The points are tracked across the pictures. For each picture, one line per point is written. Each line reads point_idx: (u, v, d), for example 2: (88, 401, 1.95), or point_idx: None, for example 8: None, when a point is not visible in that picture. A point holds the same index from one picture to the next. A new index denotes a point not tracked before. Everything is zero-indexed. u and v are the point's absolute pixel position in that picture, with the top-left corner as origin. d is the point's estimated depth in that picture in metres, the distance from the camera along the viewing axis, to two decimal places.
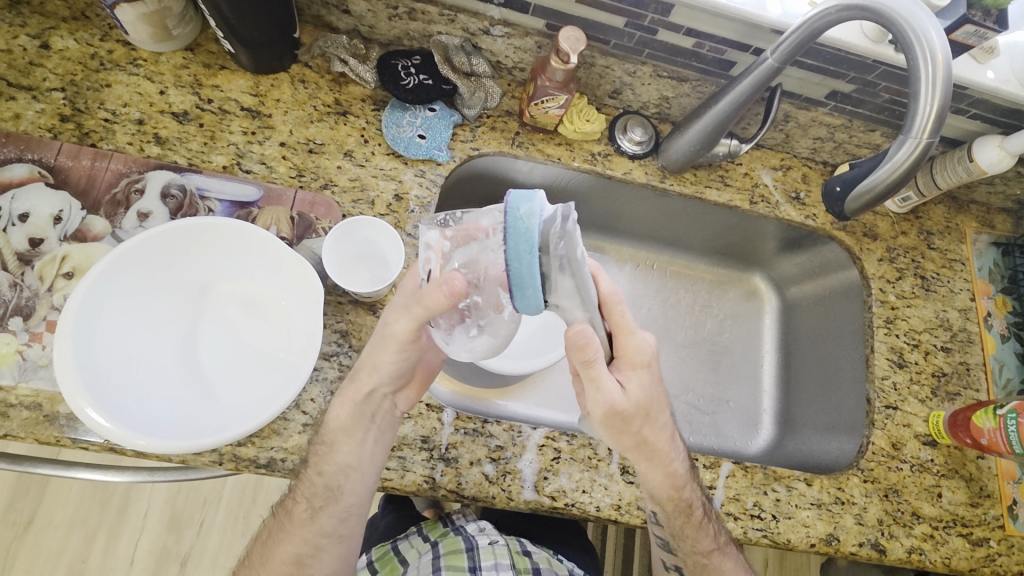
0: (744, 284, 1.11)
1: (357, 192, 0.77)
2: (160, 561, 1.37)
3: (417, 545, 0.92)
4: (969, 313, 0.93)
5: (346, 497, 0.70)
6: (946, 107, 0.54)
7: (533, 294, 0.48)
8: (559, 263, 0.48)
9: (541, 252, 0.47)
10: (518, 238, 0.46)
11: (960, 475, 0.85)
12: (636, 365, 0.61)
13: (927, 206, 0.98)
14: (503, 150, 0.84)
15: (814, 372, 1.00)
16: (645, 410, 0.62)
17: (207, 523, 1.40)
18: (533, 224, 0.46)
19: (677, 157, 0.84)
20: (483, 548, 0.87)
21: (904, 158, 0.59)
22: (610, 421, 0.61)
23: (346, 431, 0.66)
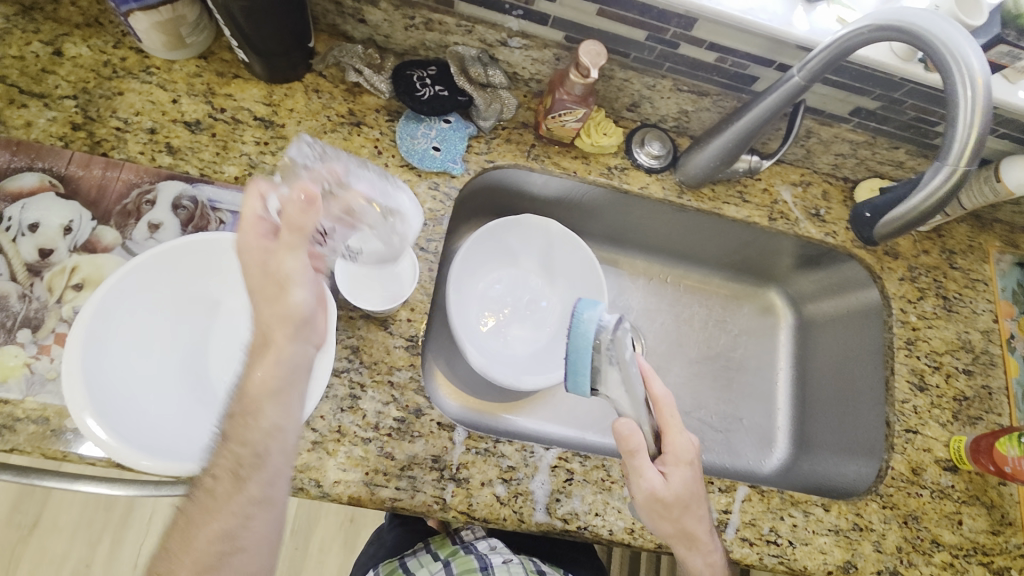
0: (759, 299, 1.09)
1: None
2: None
3: (429, 564, 0.87)
4: (992, 335, 0.91)
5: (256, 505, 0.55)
6: (986, 132, 0.52)
7: (582, 378, 0.65)
8: (608, 358, 0.65)
9: (595, 350, 0.64)
10: (578, 335, 0.65)
11: (981, 502, 0.83)
12: (680, 460, 0.64)
13: (950, 224, 0.96)
14: (519, 162, 0.82)
15: (832, 392, 0.98)
16: (688, 506, 0.64)
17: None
18: (591, 326, 0.65)
19: (695, 172, 0.83)
20: (498, 566, 0.83)
21: (939, 182, 0.57)
22: (655, 512, 0.64)
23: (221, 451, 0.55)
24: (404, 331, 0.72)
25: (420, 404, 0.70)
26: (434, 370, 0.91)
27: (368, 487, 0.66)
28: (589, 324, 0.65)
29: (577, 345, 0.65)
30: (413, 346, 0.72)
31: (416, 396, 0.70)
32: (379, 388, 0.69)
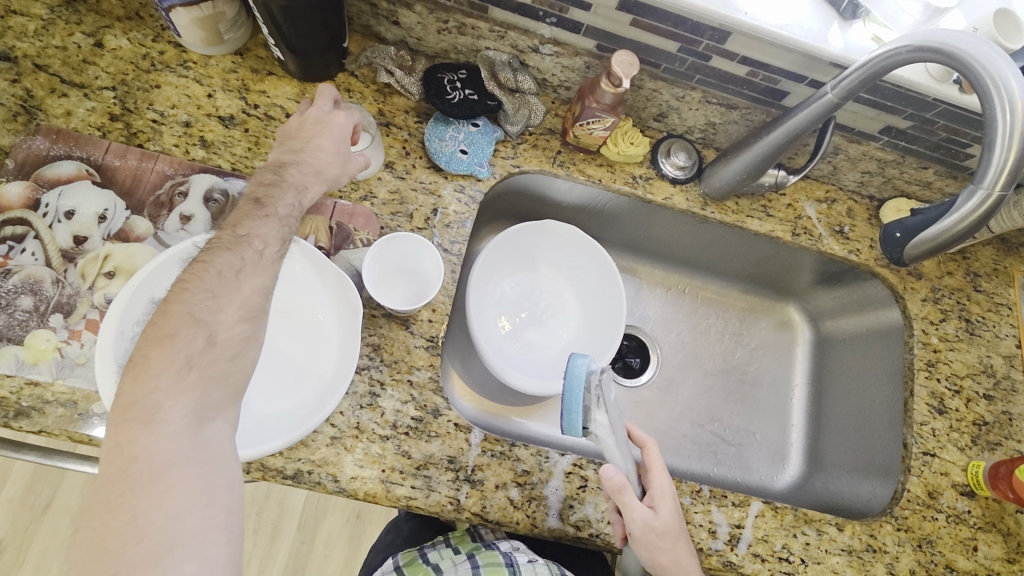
0: (776, 314, 1.09)
1: (396, 205, 0.76)
2: None
3: (451, 556, 0.87)
4: (1014, 359, 0.90)
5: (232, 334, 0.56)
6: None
7: (576, 419, 0.65)
8: (596, 399, 0.67)
9: (586, 390, 0.66)
10: (573, 376, 0.66)
11: (997, 529, 0.82)
12: (665, 492, 0.68)
13: (976, 245, 0.95)
14: (544, 168, 0.83)
15: (847, 409, 0.98)
16: (673, 536, 0.66)
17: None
18: (583, 368, 0.67)
19: (720, 184, 0.83)
20: (523, 565, 0.82)
21: (974, 206, 0.57)
22: (643, 544, 0.65)
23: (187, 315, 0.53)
24: (425, 332, 0.73)
25: (438, 404, 0.71)
26: (450, 371, 0.92)
27: (384, 484, 0.67)
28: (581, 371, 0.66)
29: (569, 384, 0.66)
30: (434, 346, 0.72)
31: (434, 396, 0.71)
32: (399, 387, 0.70)
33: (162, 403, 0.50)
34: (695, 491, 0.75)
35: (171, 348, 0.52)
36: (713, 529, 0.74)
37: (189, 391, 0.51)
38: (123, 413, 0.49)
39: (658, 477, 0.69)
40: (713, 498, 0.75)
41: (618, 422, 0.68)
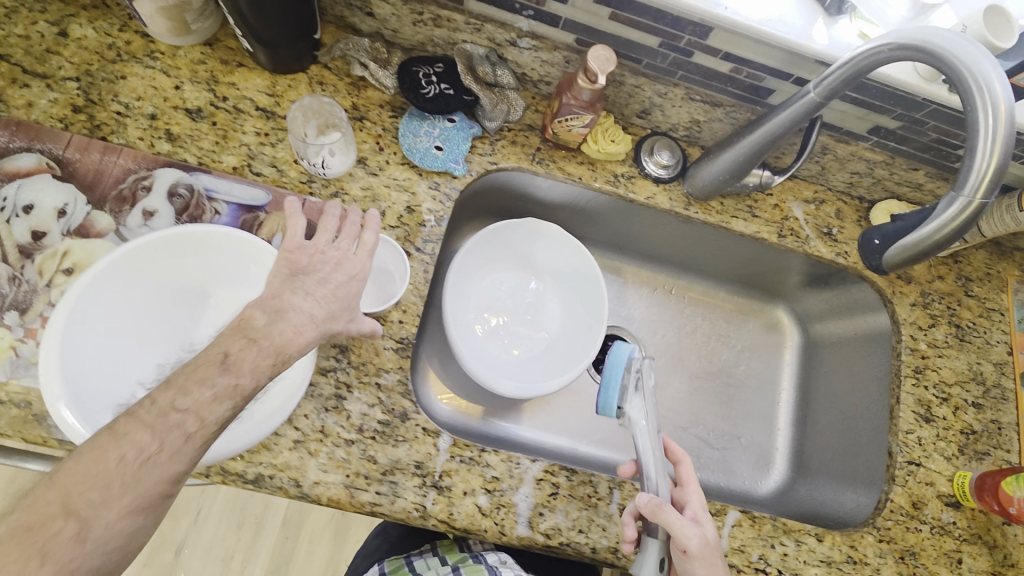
0: (764, 316, 1.07)
1: (368, 202, 0.74)
2: (154, 548, 1.41)
3: (436, 568, 0.84)
4: (1005, 367, 0.88)
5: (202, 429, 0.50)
6: (1007, 162, 0.49)
7: (613, 394, 0.76)
8: (635, 382, 0.76)
9: (626, 370, 0.77)
10: (615, 355, 0.79)
11: (983, 541, 0.80)
12: (706, 506, 0.66)
13: (968, 249, 0.93)
14: (522, 166, 0.81)
15: (833, 414, 0.96)
16: (718, 555, 0.62)
17: (202, 513, 1.44)
18: (628, 350, 0.79)
19: (703, 184, 0.80)
20: None
21: (952, 212, 0.54)
22: (695, 568, 0.60)
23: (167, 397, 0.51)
24: (395, 333, 0.71)
25: (406, 408, 0.69)
26: (427, 371, 0.90)
27: (348, 490, 0.65)
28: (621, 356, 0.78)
29: (613, 363, 0.77)
30: (404, 348, 0.71)
31: (403, 400, 0.69)
32: (366, 390, 0.68)
33: (93, 528, 0.45)
34: None
35: (106, 455, 0.47)
36: None
37: (116, 518, 0.46)
38: (27, 525, 0.44)
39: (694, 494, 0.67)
40: None
41: (651, 411, 0.75)
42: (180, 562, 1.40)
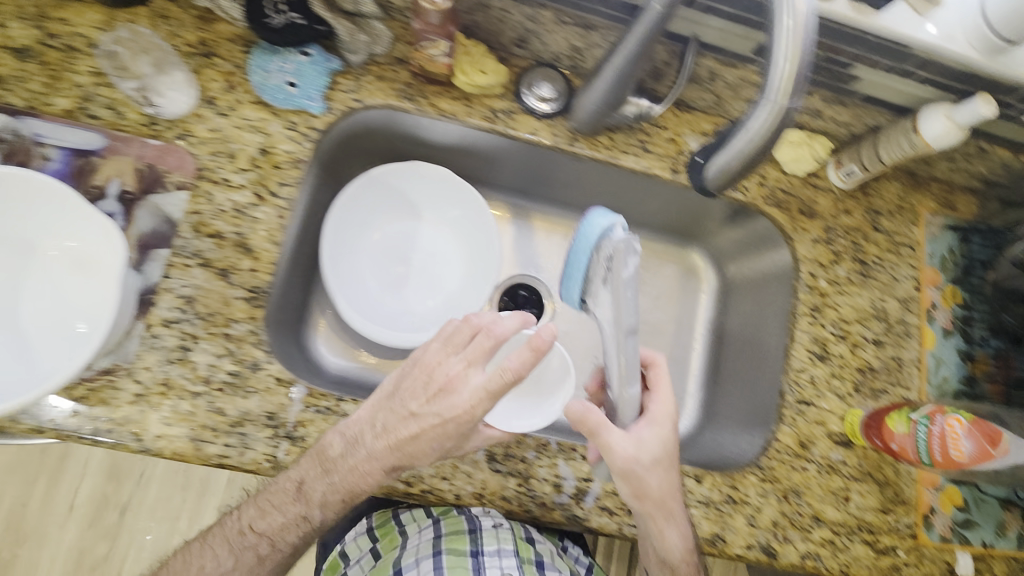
0: (682, 259, 1.02)
1: (218, 143, 0.69)
2: (100, 507, 1.36)
3: (419, 520, 0.85)
4: (911, 304, 0.84)
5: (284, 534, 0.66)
6: (807, 65, 0.46)
7: (575, 281, 0.69)
8: (606, 267, 0.66)
9: (594, 253, 0.67)
10: (583, 235, 0.67)
11: (873, 478, 0.79)
12: (663, 420, 0.67)
13: (880, 181, 0.88)
14: (390, 103, 0.75)
15: (743, 358, 0.92)
16: (662, 467, 0.66)
17: (147, 473, 1.38)
18: (596, 232, 0.66)
19: (584, 116, 0.75)
20: (487, 530, 0.79)
21: (762, 122, 0.48)
22: (625, 479, 0.65)
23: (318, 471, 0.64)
24: (246, 283, 0.68)
25: (257, 358, 0.67)
26: (316, 324, 0.88)
27: (194, 443, 0.64)
28: (603, 226, 0.65)
29: (580, 246, 0.67)
30: (256, 298, 0.68)
31: (254, 350, 0.67)
32: (213, 341, 0.66)
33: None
34: (542, 445, 0.73)
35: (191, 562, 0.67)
36: (559, 483, 0.72)
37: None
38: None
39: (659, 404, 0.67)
40: (561, 451, 0.73)
41: (626, 303, 0.64)
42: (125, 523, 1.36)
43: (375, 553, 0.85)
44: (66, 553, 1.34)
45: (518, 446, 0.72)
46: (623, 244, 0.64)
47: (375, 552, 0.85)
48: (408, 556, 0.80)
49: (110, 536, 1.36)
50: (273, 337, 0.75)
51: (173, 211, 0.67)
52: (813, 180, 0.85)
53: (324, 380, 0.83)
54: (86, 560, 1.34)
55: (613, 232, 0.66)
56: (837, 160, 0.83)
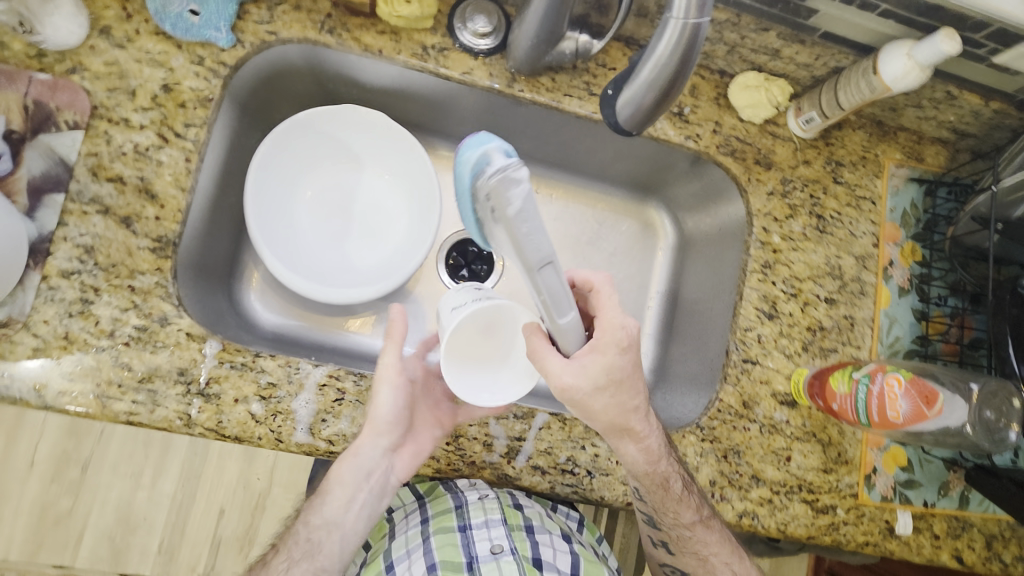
0: (639, 215, 0.97)
1: (114, 79, 0.64)
2: (58, 469, 1.20)
3: (404, 502, 0.85)
4: (868, 261, 0.81)
5: (326, 558, 0.69)
6: None
7: (475, 229, 0.58)
8: (489, 210, 0.52)
9: (474, 198, 0.54)
10: (461, 177, 0.56)
11: (817, 439, 0.77)
12: (621, 346, 0.60)
13: (843, 131, 0.83)
14: (308, 36, 0.69)
15: (697, 316, 0.89)
16: (607, 392, 0.61)
17: (107, 431, 1.21)
18: (467, 169, 0.55)
19: (521, 54, 0.69)
20: (472, 502, 0.77)
21: (667, 46, 0.48)
22: (576, 406, 0.61)
23: (342, 484, 0.69)
24: (151, 231, 0.64)
25: (166, 312, 0.63)
26: (252, 277, 0.83)
27: (99, 400, 0.60)
28: (471, 161, 0.54)
29: (460, 190, 0.56)
30: (162, 248, 0.64)
31: (162, 303, 0.63)
32: (117, 293, 0.62)
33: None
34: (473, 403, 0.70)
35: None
36: (489, 442, 0.69)
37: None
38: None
39: (603, 326, 0.61)
40: (492, 410, 0.70)
41: (520, 237, 0.51)
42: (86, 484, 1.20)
43: (364, 545, 0.85)
44: (28, 507, 1.20)
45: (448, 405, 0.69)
46: (502, 177, 0.51)
47: (365, 542, 0.85)
48: (397, 545, 0.77)
49: (73, 492, 1.20)
50: (194, 288, 0.71)
51: (67, 152, 0.62)
52: (772, 128, 0.81)
53: (257, 335, 0.79)
54: (50, 513, 1.20)
55: (489, 163, 0.52)
56: (797, 106, 0.79)
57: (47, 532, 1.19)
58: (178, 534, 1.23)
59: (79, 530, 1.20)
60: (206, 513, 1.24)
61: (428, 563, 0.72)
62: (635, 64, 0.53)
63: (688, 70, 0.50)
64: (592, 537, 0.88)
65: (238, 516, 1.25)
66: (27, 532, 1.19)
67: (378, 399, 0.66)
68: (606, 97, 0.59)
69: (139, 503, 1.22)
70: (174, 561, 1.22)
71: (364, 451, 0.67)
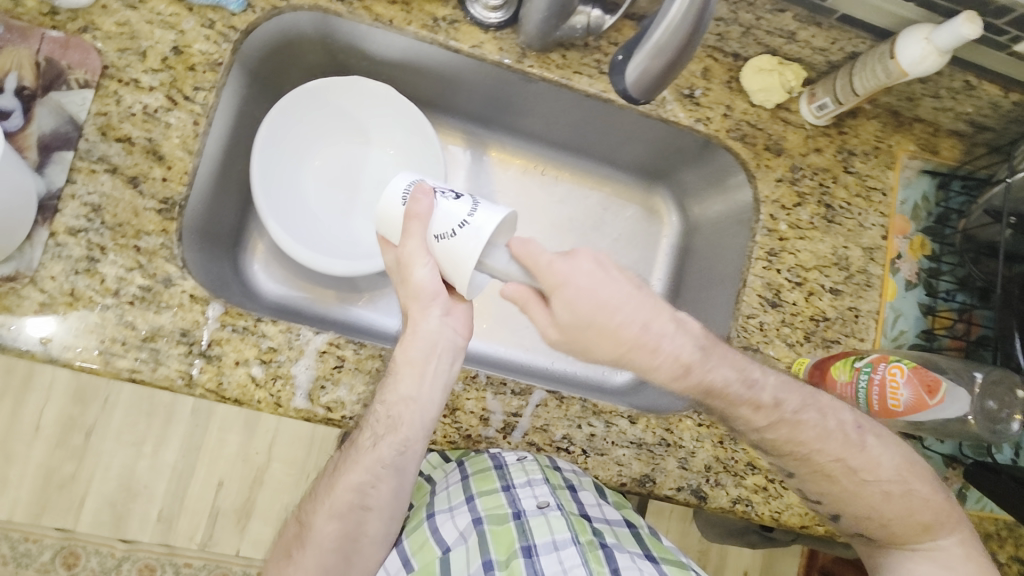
0: (646, 200, 0.96)
1: (126, 39, 0.65)
2: (65, 431, 1.21)
3: (442, 465, 0.76)
4: (876, 252, 0.80)
5: (408, 429, 0.65)
6: None
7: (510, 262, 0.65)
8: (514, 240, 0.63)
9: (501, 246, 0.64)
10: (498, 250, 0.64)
11: None
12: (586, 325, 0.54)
13: (857, 120, 0.82)
14: (320, 3, 0.69)
15: (699, 303, 0.88)
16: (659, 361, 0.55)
17: (114, 396, 1.22)
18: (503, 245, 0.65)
19: (532, 28, 0.69)
20: (513, 466, 0.70)
21: (682, 8, 0.51)
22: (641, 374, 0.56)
23: (411, 364, 0.64)
24: (157, 192, 0.64)
25: (170, 273, 0.64)
26: (257, 246, 0.84)
27: (102, 357, 0.61)
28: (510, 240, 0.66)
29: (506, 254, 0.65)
30: (168, 209, 0.64)
31: (166, 264, 0.64)
32: (123, 253, 0.63)
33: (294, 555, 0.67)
34: (470, 378, 0.70)
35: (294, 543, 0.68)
36: (486, 417, 0.69)
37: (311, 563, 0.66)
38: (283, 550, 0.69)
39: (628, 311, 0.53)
40: (489, 385, 0.70)
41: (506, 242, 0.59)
42: (92, 447, 1.22)
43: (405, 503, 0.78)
44: (35, 470, 1.21)
45: None
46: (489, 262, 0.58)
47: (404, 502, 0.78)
48: (439, 503, 0.72)
49: (79, 456, 1.22)
50: (199, 253, 0.72)
51: (77, 111, 0.63)
52: (784, 113, 0.80)
53: (261, 304, 0.79)
54: (54, 479, 1.21)
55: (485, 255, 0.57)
56: (811, 93, 0.78)
57: (52, 494, 1.21)
58: (179, 502, 1.24)
59: (83, 495, 1.22)
60: (208, 483, 1.25)
61: (473, 519, 0.70)
62: (646, 29, 0.55)
63: (700, 32, 0.52)
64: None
65: (239, 488, 1.26)
66: (32, 495, 1.21)
67: (416, 278, 0.60)
68: (617, 63, 0.60)
69: (142, 471, 1.23)
70: (173, 530, 1.24)
71: (422, 327, 0.64)
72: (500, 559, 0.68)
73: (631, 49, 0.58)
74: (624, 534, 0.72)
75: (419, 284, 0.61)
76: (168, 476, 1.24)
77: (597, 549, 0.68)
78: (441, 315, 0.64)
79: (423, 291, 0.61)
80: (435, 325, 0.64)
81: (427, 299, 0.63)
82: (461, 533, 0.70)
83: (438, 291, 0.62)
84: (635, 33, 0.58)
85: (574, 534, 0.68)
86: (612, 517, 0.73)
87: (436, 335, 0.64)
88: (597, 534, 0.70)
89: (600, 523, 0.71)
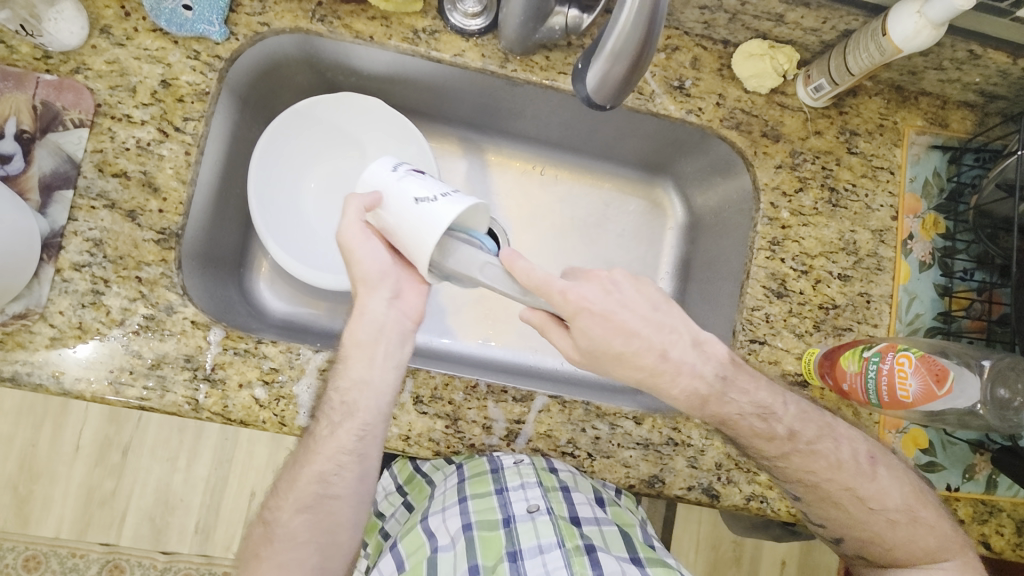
0: (647, 194, 0.94)
1: (116, 77, 0.67)
2: (102, 450, 1.21)
3: (443, 467, 0.76)
4: (886, 234, 0.77)
5: (366, 415, 0.65)
6: None
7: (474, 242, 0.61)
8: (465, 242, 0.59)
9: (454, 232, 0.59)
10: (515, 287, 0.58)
11: None
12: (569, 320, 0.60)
13: (859, 98, 0.79)
14: (300, 26, 0.70)
15: (705, 295, 0.86)
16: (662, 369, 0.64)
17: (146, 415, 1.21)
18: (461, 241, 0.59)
19: (510, 33, 0.68)
20: (508, 469, 0.70)
21: (632, 15, 0.51)
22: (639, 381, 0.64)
23: (359, 347, 0.66)
24: (155, 224, 0.66)
25: (171, 301, 0.65)
26: (261, 266, 0.85)
27: (112, 386, 0.63)
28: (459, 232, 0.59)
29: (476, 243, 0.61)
30: (165, 240, 0.66)
31: (167, 293, 0.65)
32: (126, 284, 0.65)
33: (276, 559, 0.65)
34: (471, 387, 0.70)
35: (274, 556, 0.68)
36: (488, 425, 0.70)
37: None
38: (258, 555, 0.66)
39: (636, 305, 0.64)
40: (490, 393, 0.70)
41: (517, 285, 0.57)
42: (129, 464, 1.22)
43: (408, 506, 0.78)
44: (75, 490, 1.21)
45: (446, 388, 0.70)
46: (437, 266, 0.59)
47: (408, 505, 0.78)
48: (434, 505, 0.71)
49: (116, 474, 1.22)
50: (202, 278, 0.73)
51: (74, 150, 0.65)
52: (779, 98, 0.77)
53: (267, 323, 0.80)
54: (95, 496, 1.21)
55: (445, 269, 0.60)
56: (807, 74, 0.76)
57: (94, 512, 1.21)
58: (213, 514, 1.25)
59: (122, 511, 1.22)
60: (238, 494, 1.25)
61: (463, 524, 0.69)
62: (601, 38, 0.56)
63: (652, 42, 0.53)
64: (631, 502, 0.80)
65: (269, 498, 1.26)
66: (75, 513, 1.21)
67: (356, 259, 0.64)
68: (580, 69, 0.63)
69: (176, 485, 1.23)
70: (209, 541, 1.25)
71: (368, 309, 0.66)
72: (486, 565, 0.65)
73: (591, 56, 0.59)
74: (612, 538, 0.69)
75: (363, 264, 0.65)
76: (201, 490, 1.24)
77: (582, 554, 0.65)
78: (387, 296, 0.66)
79: (362, 273, 0.65)
80: (381, 310, 0.66)
81: (377, 279, 0.65)
82: (452, 538, 0.68)
83: (383, 273, 0.66)
84: (594, 40, 0.60)
85: (559, 538, 0.66)
86: (603, 519, 0.70)
87: (386, 316, 0.67)
88: (584, 539, 0.67)
89: (589, 529, 0.68)
